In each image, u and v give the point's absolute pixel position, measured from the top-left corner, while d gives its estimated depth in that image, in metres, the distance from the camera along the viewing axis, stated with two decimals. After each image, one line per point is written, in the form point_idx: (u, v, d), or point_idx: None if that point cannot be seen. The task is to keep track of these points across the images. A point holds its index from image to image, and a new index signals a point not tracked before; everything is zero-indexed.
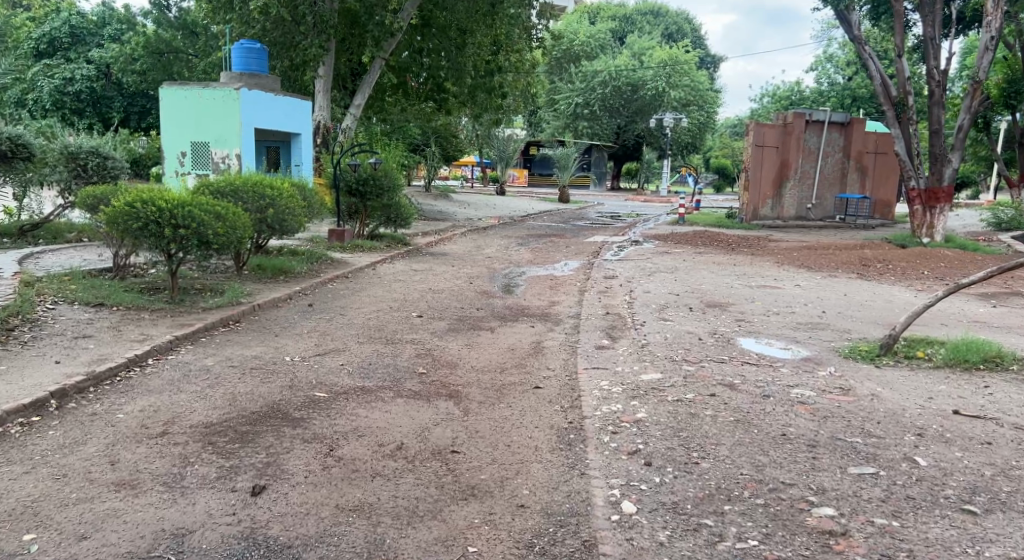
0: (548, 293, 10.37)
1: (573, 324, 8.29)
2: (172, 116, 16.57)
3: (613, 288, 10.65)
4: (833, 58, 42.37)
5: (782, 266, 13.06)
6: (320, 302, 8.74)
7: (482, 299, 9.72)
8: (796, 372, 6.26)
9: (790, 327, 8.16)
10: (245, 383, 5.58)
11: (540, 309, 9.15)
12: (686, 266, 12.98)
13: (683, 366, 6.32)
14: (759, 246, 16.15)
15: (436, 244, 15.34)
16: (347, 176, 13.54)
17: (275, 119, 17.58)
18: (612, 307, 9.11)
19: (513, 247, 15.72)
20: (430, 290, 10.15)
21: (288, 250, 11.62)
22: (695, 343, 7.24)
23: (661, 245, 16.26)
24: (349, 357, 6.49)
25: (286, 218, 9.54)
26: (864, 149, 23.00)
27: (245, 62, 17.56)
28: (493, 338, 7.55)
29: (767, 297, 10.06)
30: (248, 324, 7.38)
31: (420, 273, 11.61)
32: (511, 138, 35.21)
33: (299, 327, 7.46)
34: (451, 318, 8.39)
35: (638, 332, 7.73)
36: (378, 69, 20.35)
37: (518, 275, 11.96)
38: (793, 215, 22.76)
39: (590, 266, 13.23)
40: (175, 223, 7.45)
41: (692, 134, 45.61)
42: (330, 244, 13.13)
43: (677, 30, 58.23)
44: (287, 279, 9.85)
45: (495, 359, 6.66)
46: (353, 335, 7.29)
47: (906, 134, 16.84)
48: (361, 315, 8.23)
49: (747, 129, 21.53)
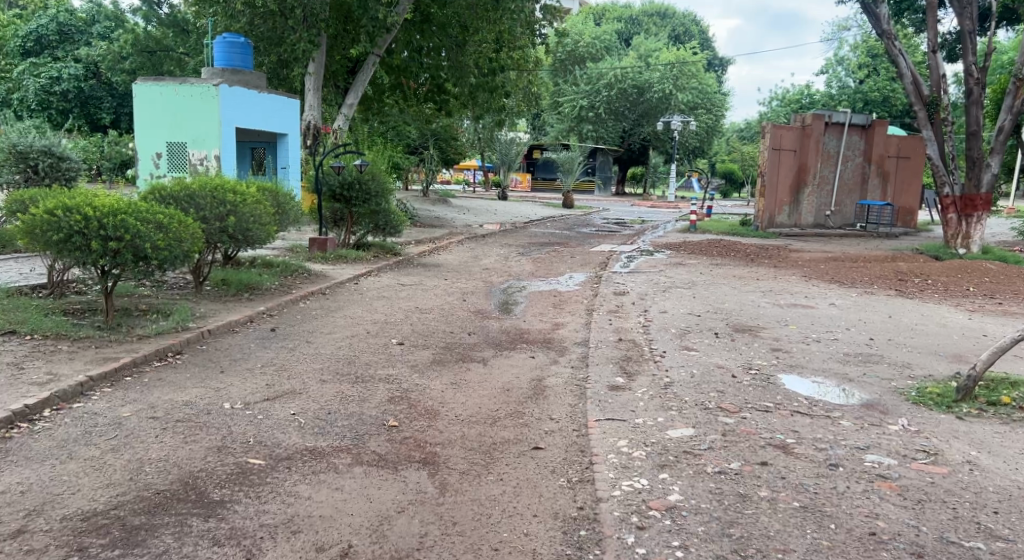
0: (551, 313, 9.15)
1: (582, 355, 7.05)
2: (146, 113, 15.33)
3: (626, 308, 9.41)
4: (844, 61, 41.07)
5: (810, 280, 11.82)
6: (286, 326, 7.51)
7: (477, 321, 8.49)
8: (861, 427, 5.01)
9: (837, 360, 6.88)
10: (161, 444, 4.34)
11: (541, 334, 7.91)
12: (704, 280, 11.75)
13: (720, 418, 5.06)
14: (781, 257, 14.92)
15: (430, 254, 14.10)
16: (331, 180, 12.35)
17: (259, 119, 16.46)
18: (625, 332, 7.86)
19: (514, 257, 14.52)
20: (417, 310, 8.91)
21: (261, 262, 10.44)
22: (727, 384, 5.99)
23: (675, 256, 15.04)
24: (304, 403, 5.24)
25: (250, 226, 8.32)
26: (886, 154, 21.72)
27: (228, 57, 16.36)
28: (485, 373, 6.30)
29: (802, 320, 8.81)
30: (191, 357, 6.15)
31: (409, 287, 10.39)
32: (514, 141, 34.12)
33: (252, 360, 6.21)
34: (437, 347, 7.14)
35: (658, 367, 6.49)
36: (371, 66, 19.14)
37: (517, 291, 10.75)
38: (810, 223, 21.54)
39: (598, 279, 12.00)
40: (105, 234, 6.24)
41: (700, 138, 44.46)
42: (311, 254, 11.92)
43: (684, 32, 57.24)
44: (252, 297, 8.61)
45: (485, 406, 5.38)
46: (316, 371, 6.04)
47: (941, 139, 15.71)
48: (332, 343, 6.99)
49: (762, 131, 20.40)
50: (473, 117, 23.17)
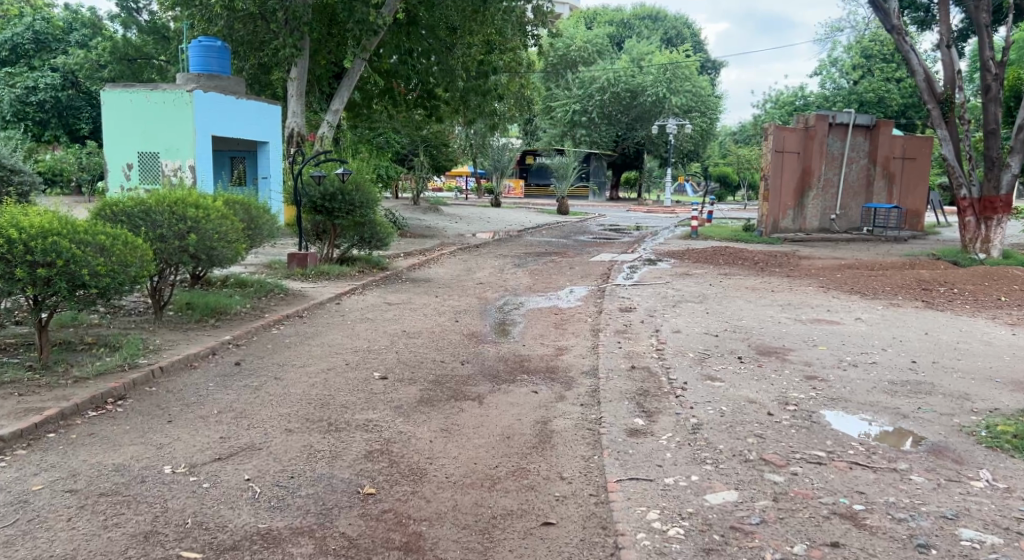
0: (553, 335, 8.24)
1: (592, 388, 6.15)
2: (114, 121, 14.39)
3: (635, 327, 8.51)
4: (838, 61, 40.31)
5: (828, 291, 10.95)
6: (253, 358, 6.61)
7: (471, 347, 7.58)
8: (938, 484, 4.12)
9: (883, 390, 6.01)
10: (75, 533, 3.46)
11: (544, 362, 7.03)
12: (715, 293, 10.86)
13: (768, 476, 4.21)
14: (791, 265, 14.10)
15: (420, 268, 13.20)
16: (311, 191, 11.44)
17: (236, 126, 15.56)
18: (638, 359, 6.97)
19: (509, 268, 13.65)
20: (404, 334, 8.01)
21: (233, 281, 9.54)
22: (764, 426, 5.11)
23: (680, 265, 14.18)
24: (263, 463, 4.34)
25: (213, 244, 7.41)
26: (892, 155, 20.99)
27: (204, 62, 15.40)
28: (482, 416, 5.38)
29: (831, 339, 7.95)
30: (136, 403, 5.20)
31: (396, 307, 9.50)
32: (507, 147, 33.26)
33: (207, 405, 5.29)
34: (425, 381, 6.22)
35: (681, 404, 5.61)
36: (358, 70, 18.27)
37: (514, 308, 9.87)
38: (815, 227, 20.70)
39: (601, 293, 11.11)
40: (32, 260, 5.30)
41: (695, 141, 43.73)
42: (289, 272, 11.00)
43: (677, 34, 56.59)
44: (217, 323, 7.71)
45: (482, 462, 4.50)
46: (284, 418, 5.14)
47: (956, 138, 14.96)
48: (304, 380, 6.08)
49: (765, 133, 19.56)
50: (465, 123, 22.33)
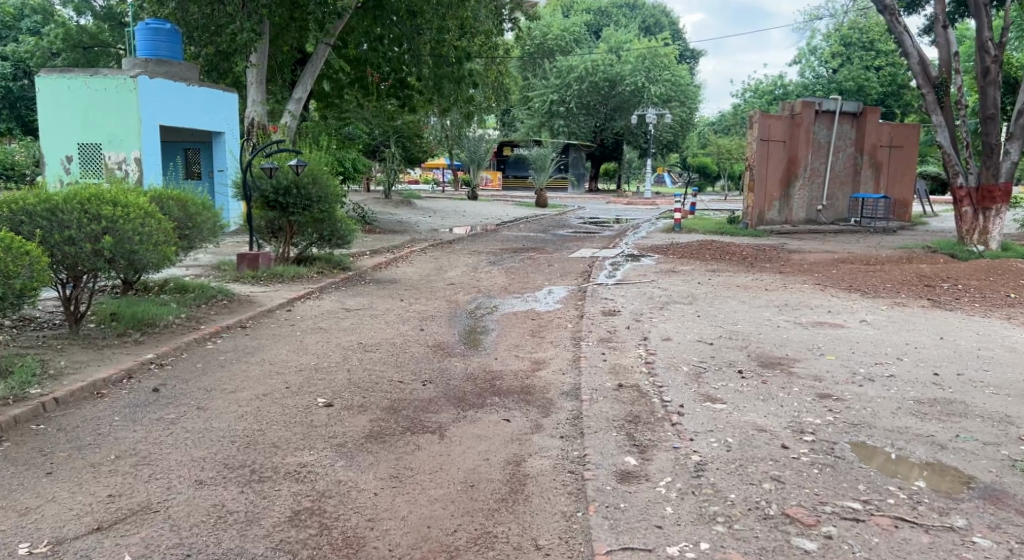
0: (528, 345, 7.34)
1: (574, 413, 5.26)
2: (51, 110, 13.30)
3: (620, 335, 7.65)
4: (817, 50, 39.68)
5: (826, 289, 10.13)
6: (176, 384, 5.65)
7: (436, 361, 6.66)
8: (1010, 552, 3.28)
9: (912, 411, 5.18)
10: None
11: (517, 380, 6.14)
12: (705, 293, 10.03)
13: (794, 543, 3.35)
14: (782, 260, 13.34)
15: (386, 268, 12.20)
16: (262, 184, 10.45)
17: (186, 116, 14.51)
18: (625, 376, 6.10)
19: (483, 267, 12.71)
20: (359, 347, 7.05)
21: (172, 287, 8.54)
22: (781, 466, 4.24)
23: (665, 261, 13.36)
24: (154, 535, 3.45)
25: (134, 246, 6.44)
26: (879, 143, 20.27)
27: (152, 46, 14.26)
28: (442, 455, 4.45)
29: (840, 347, 7.08)
30: (12, 449, 4.26)
31: (354, 313, 8.54)
32: (484, 138, 32.41)
33: (105, 449, 4.34)
34: (377, 409, 5.28)
35: (679, 436, 4.72)
36: (321, 55, 17.25)
37: (487, 313, 8.96)
38: (802, 219, 19.93)
39: (582, 294, 10.23)
40: None
41: (674, 131, 43.01)
42: (239, 274, 10.00)
43: (654, 23, 56.13)
44: (143, 338, 6.72)
45: (437, 526, 3.60)
46: (196, 466, 4.19)
47: (952, 124, 14.23)
48: (234, 410, 5.13)
49: (749, 121, 18.79)
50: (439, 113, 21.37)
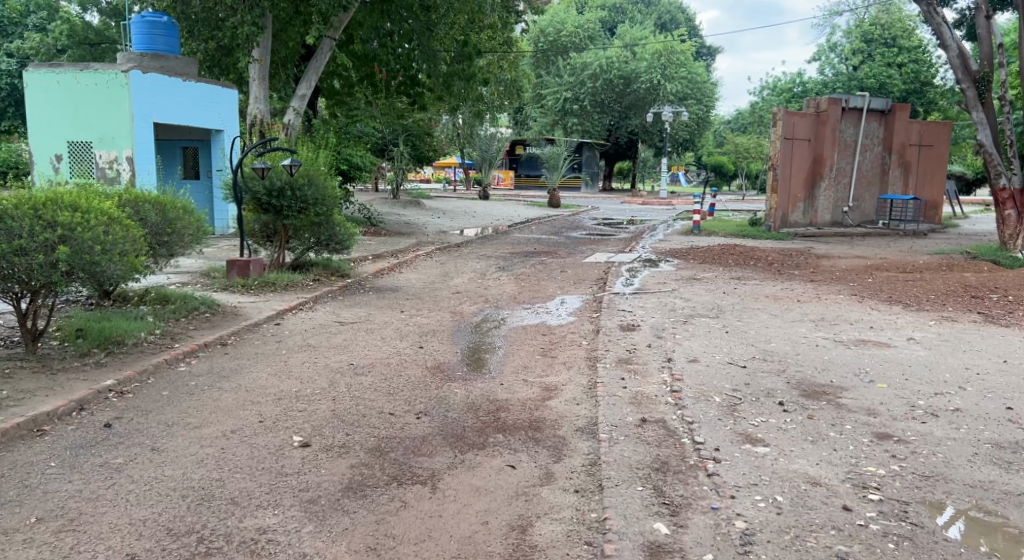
0: (538, 366, 6.56)
1: (590, 457, 4.49)
2: (39, 106, 12.66)
3: (642, 355, 6.87)
4: (838, 47, 38.58)
5: (864, 301, 9.29)
6: (133, 417, 4.92)
7: (434, 387, 5.90)
8: None
9: (994, 459, 4.36)
10: None
11: (526, 411, 5.37)
12: (732, 304, 9.22)
13: None
14: (810, 266, 12.52)
15: (388, 274, 11.46)
16: (254, 186, 9.72)
17: (182, 114, 13.85)
18: (650, 408, 5.33)
19: (492, 273, 11.96)
20: (349, 369, 6.30)
21: (152, 298, 7.85)
22: (846, 539, 3.48)
23: (685, 267, 12.57)
24: None
25: (95, 257, 5.72)
26: (909, 142, 19.27)
27: (148, 39, 13.57)
28: (431, 517, 3.71)
29: (891, 372, 6.24)
30: None
31: (349, 328, 7.80)
32: (496, 136, 31.55)
33: (24, 510, 3.62)
34: (361, 451, 4.54)
35: (718, 493, 3.95)
36: (326, 51, 16.49)
37: (494, 326, 8.21)
38: (828, 221, 19.01)
39: (598, 304, 9.46)
40: None
41: (690, 130, 42.12)
42: (228, 282, 9.30)
43: (670, 20, 55.38)
44: (107, 359, 6.00)
45: None
46: (132, 532, 3.47)
47: (993, 122, 13.36)
48: (193, 453, 4.39)
49: (773, 118, 17.90)
50: (449, 110, 20.62)
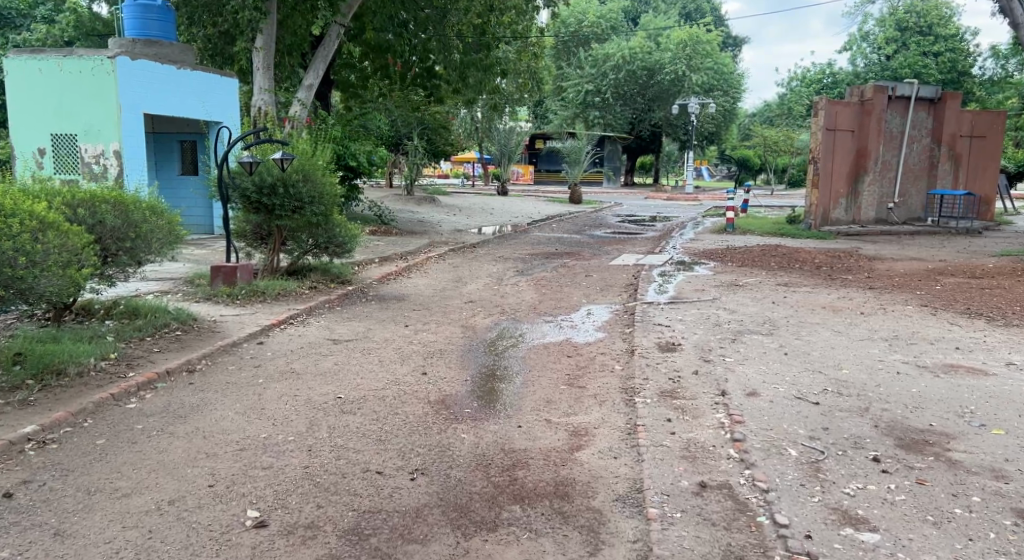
0: (563, 402, 5.39)
1: (638, 548, 3.36)
2: (21, 96, 11.72)
3: (690, 385, 5.69)
4: (870, 35, 36.74)
5: (936, 313, 8.05)
6: (49, 481, 3.85)
7: (435, 432, 4.75)
8: None
9: None
10: None
11: (551, 468, 4.21)
12: (786, 317, 8.01)
13: None
14: (862, 270, 11.25)
15: (394, 280, 10.35)
16: (243, 182, 8.64)
17: (176, 104, 12.83)
18: (711, 465, 4.17)
19: (511, 277, 10.82)
20: (336, 406, 5.19)
21: (118, 313, 6.79)
22: None
23: (723, 271, 11.36)
24: None
25: (19, 271, 4.66)
26: (959, 132, 17.83)
27: (141, 25, 12.64)
28: None
29: (1003, 412, 5.02)
30: None
31: (341, 349, 6.68)
32: (514, 130, 30.03)
33: None
34: (334, 537, 3.42)
35: None
36: (334, 38, 15.30)
37: (511, 344, 7.07)
38: (872, 218, 17.60)
39: (631, 316, 8.29)
40: None
41: (716, 122, 40.64)
42: (212, 291, 8.23)
43: (695, 9, 53.68)
44: (41, 395, 4.92)
45: None
46: None
47: None
48: (109, 540, 3.32)
49: (814, 109, 16.61)
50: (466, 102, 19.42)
